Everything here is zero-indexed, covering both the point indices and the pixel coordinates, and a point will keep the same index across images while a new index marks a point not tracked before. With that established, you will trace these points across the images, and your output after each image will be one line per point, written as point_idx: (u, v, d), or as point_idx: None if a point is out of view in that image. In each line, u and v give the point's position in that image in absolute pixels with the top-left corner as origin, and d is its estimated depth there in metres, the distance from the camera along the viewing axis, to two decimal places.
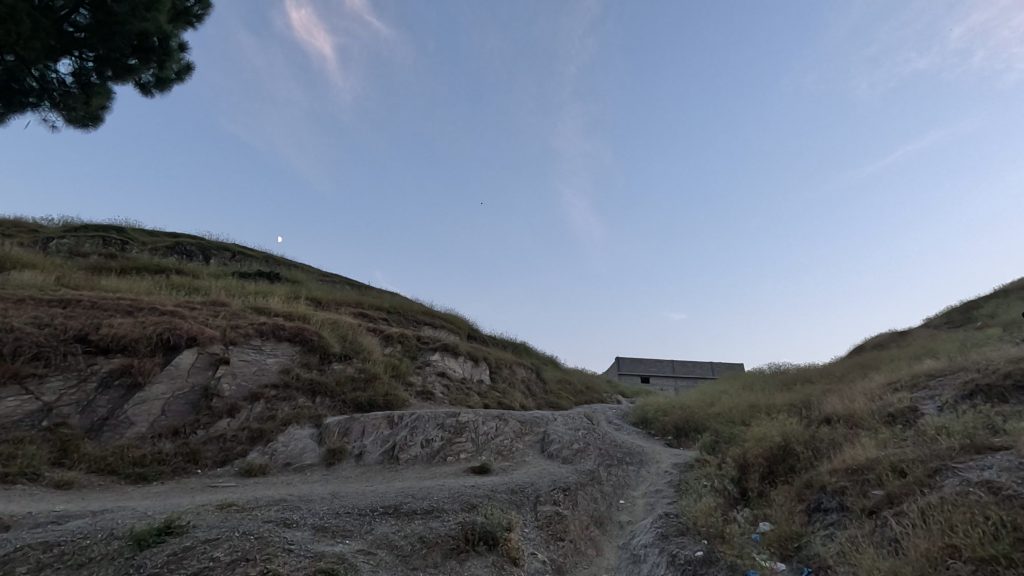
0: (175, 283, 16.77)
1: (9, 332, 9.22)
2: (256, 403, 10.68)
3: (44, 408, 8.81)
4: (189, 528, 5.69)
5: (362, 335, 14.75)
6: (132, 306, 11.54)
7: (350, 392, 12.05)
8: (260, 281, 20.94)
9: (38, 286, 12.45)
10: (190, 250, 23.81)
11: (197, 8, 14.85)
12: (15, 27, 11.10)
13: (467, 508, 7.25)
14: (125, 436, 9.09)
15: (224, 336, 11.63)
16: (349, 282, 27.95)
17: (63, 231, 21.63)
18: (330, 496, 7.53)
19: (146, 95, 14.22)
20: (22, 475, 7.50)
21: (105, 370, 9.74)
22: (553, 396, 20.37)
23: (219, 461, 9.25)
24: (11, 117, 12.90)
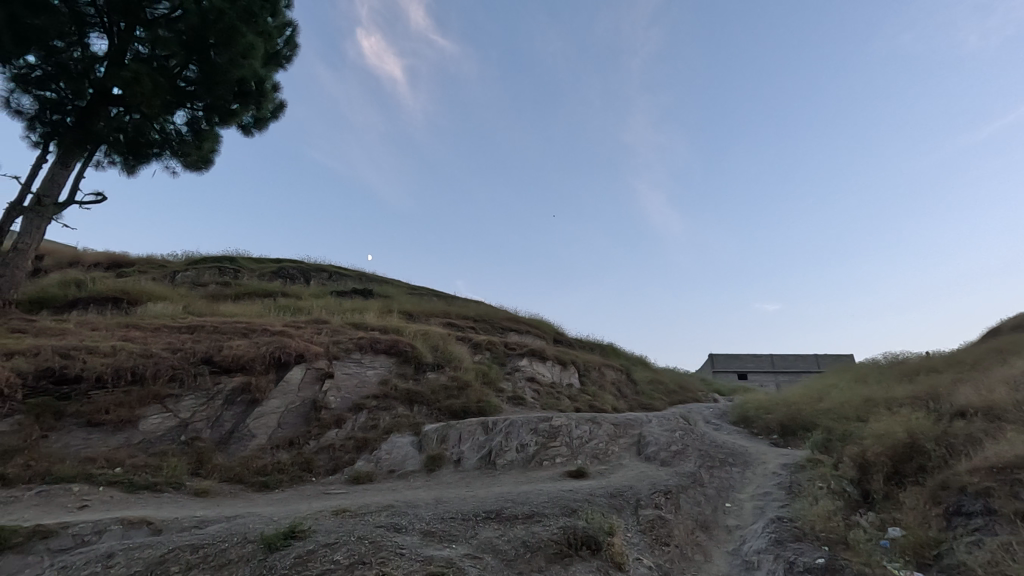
0: (281, 305, 18.21)
1: (149, 357, 10.43)
2: (360, 413, 11.29)
3: (181, 424, 9.81)
4: (309, 532, 6.12)
5: (452, 344, 15.21)
6: (247, 329, 12.69)
7: (444, 400, 12.46)
8: (355, 298, 22.22)
9: (169, 315, 13.99)
10: (292, 273, 25.73)
11: (286, 50, 16.15)
12: (139, 88, 12.44)
13: (567, 513, 7.24)
14: (249, 447, 9.95)
15: (328, 351, 12.48)
16: (436, 294, 28.97)
17: (186, 264, 24.16)
18: (432, 502, 7.80)
19: (248, 135, 15.78)
20: (167, 485, 8.37)
21: (229, 388, 10.71)
22: (644, 396, 19.85)
23: (331, 469, 9.84)
24: (141, 167, 14.79)
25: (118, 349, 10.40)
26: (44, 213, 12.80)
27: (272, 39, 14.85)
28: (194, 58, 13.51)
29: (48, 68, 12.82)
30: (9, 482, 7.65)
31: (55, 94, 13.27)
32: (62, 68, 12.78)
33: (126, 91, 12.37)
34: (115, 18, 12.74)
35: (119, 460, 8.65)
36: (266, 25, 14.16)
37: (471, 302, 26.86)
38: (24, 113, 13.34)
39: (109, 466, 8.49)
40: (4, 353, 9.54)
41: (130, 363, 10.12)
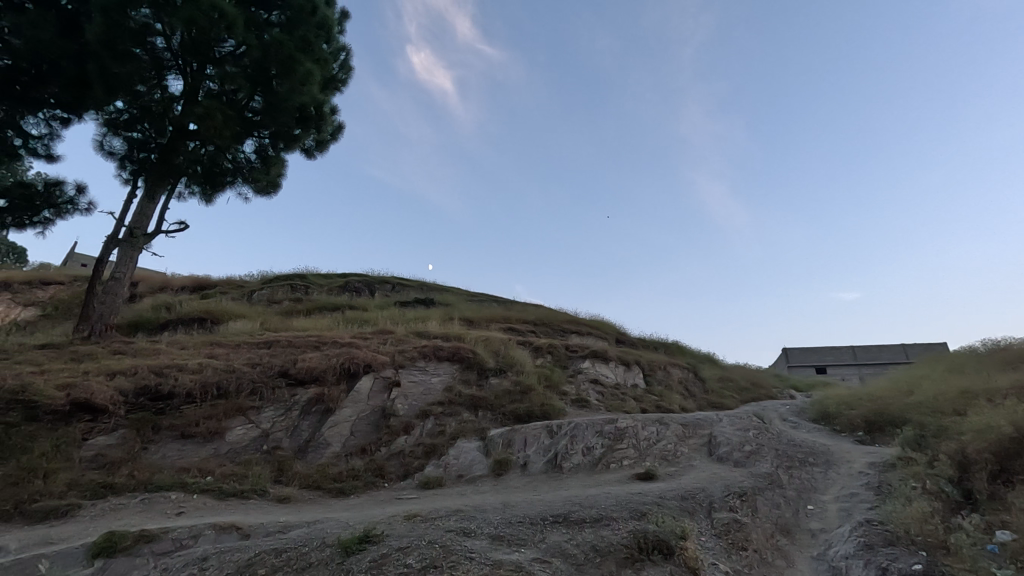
0: (349, 317, 18.98)
1: (232, 372, 11.16)
2: (427, 420, 11.56)
3: (263, 434, 10.42)
4: (383, 537, 6.33)
5: (513, 349, 15.30)
6: (319, 342, 13.32)
7: (508, 404, 12.54)
8: (417, 307, 22.83)
9: (248, 332, 14.90)
10: (357, 286, 26.78)
11: (341, 73, 16.90)
12: (212, 122, 13.37)
13: (637, 516, 7.10)
14: (325, 454, 10.41)
15: (394, 361, 12.88)
16: (495, 299, 29.27)
17: (261, 283, 25.67)
18: (500, 506, 7.87)
19: (311, 157, 16.61)
20: (253, 492, 8.90)
21: (305, 399, 11.27)
22: (714, 395, 19.16)
23: (402, 474, 10.13)
24: (217, 195, 15.88)
25: (204, 365, 11.18)
26: (136, 244, 14.01)
27: (328, 65, 15.59)
28: (258, 89, 14.39)
29: (134, 111, 14.03)
30: (117, 491, 8.38)
31: (140, 134, 14.51)
32: (145, 110, 13.96)
33: (201, 126, 13.34)
34: (189, 59, 13.79)
35: (210, 469, 9.28)
36: (322, 52, 14.88)
37: (530, 306, 26.92)
38: (116, 154, 14.66)
39: (202, 475, 9.13)
40: (108, 373, 10.48)
41: (216, 378, 10.85)
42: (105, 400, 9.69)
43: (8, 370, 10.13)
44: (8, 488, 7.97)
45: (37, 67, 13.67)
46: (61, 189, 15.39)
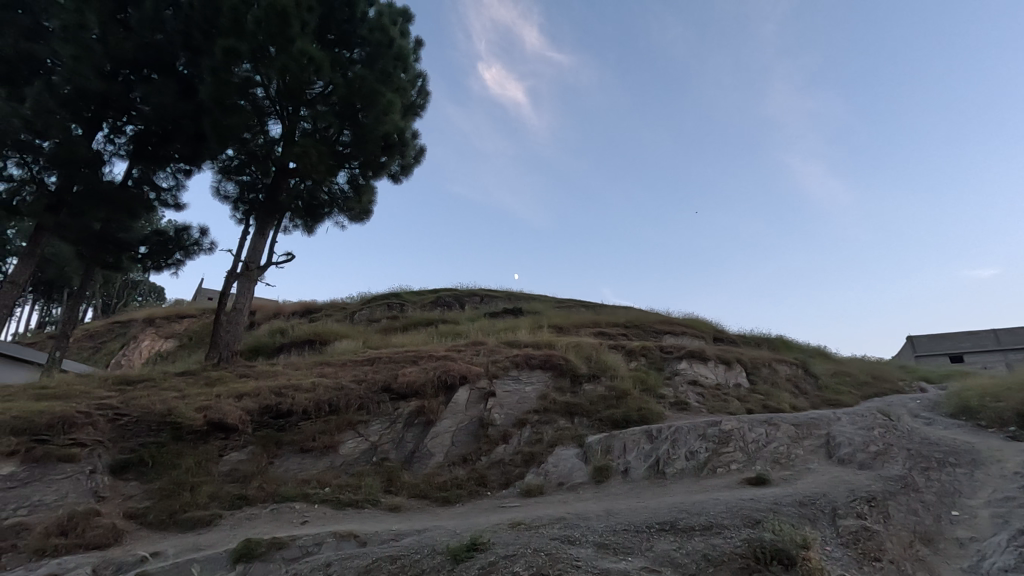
0: (443, 331, 19.68)
1: (341, 389, 11.95)
2: (524, 428, 11.68)
3: (372, 446, 11.03)
4: (489, 544, 6.47)
5: (605, 353, 15.09)
6: (416, 356, 13.93)
7: (604, 410, 12.38)
8: (507, 317, 23.19)
9: (353, 351, 15.90)
10: (448, 301, 27.70)
11: (419, 99, 17.72)
12: (308, 159, 14.47)
13: (751, 524, 6.72)
14: (430, 464, 10.82)
15: (488, 371, 13.16)
16: (584, 304, 29.05)
17: (361, 304, 27.32)
18: (604, 513, 7.76)
19: (397, 182, 17.49)
20: (367, 501, 9.43)
21: (407, 412, 11.80)
22: (829, 391, 17.70)
23: (503, 483, 10.29)
24: (317, 226, 17.14)
25: (316, 384, 12.06)
26: (252, 276, 15.45)
27: (408, 92, 16.40)
28: (347, 124, 15.43)
29: (243, 157, 15.54)
30: (251, 501, 9.23)
31: (249, 177, 16.04)
32: (252, 155, 15.42)
33: (298, 164, 14.50)
34: (285, 104, 15.10)
35: (328, 481, 9.96)
36: (401, 81, 15.68)
37: (620, 309, 26.43)
38: (230, 197, 16.31)
39: (321, 486, 9.82)
40: (236, 395, 11.61)
41: (327, 395, 11.66)
42: (235, 420, 10.73)
43: (157, 396, 11.52)
44: (163, 500, 9.03)
45: (163, 128, 15.62)
46: (189, 233, 17.34)
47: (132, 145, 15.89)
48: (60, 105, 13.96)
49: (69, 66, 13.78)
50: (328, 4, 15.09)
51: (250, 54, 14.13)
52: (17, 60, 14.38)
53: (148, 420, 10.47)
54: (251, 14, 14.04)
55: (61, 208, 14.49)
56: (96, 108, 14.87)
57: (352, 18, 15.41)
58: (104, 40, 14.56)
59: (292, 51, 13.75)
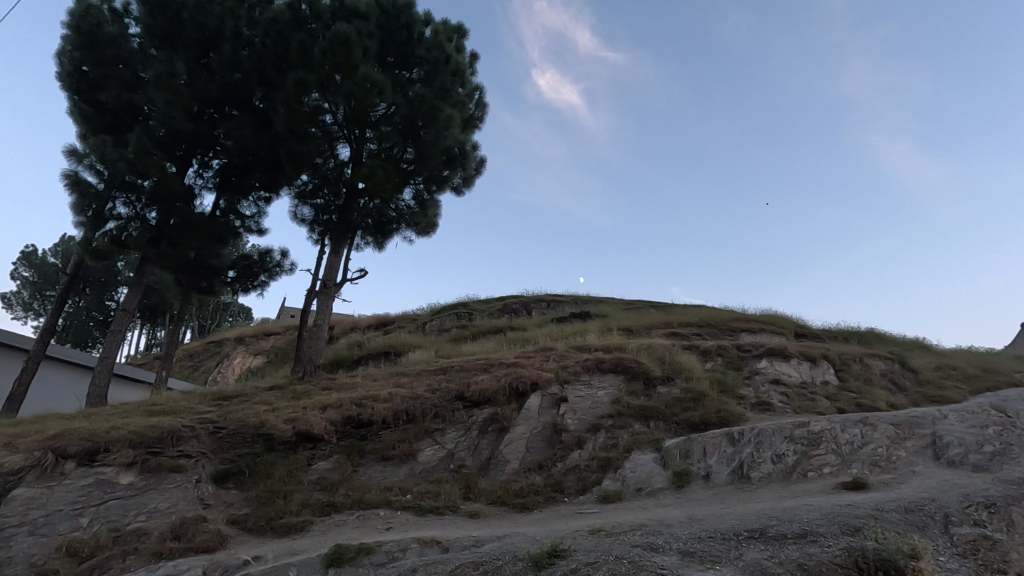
0: (511, 338, 19.86)
1: (417, 399, 12.29)
2: (598, 434, 11.53)
3: (449, 454, 11.26)
4: (571, 551, 6.43)
5: (679, 354, 14.66)
6: (487, 364, 14.11)
7: (681, 413, 12.00)
8: (574, 322, 23.07)
9: (425, 361, 16.34)
10: (515, 307, 27.91)
11: (477, 111, 18.09)
12: (376, 178, 15.06)
13: (850, 532, 6.29)
14: (506, 471, 10.91)
15: (558, 376, 13.11)
16: (652, 305, 28.37)
17: (431, 314, 28.08)
18: (687, 520, 7.51)
19: (460, 194, 17.88)
20: (447, 508, 9.64)
21: (481, 419, 11.95)
22: (931, 387, 16.27)
23: (580, 489, 10.20)
24: (387, 242, 17.81)
25: (393, 394, 12.47)
26: (330, 293, 16.27)
27: (466, 106, 16.75)
28: (410, 142, 15.96)
29: (316, 182, 16.44)
30: (339, 508, 9.67)
31: (322, 200, 16.92)
32: (324, 178, 16.28)
33: (367, 184, 15.14)
34: (352, 128, 15.83)
35: (409, 488, 10.25)
36: (459, 95, 16.05)
37: (692, 308, 25.59)
38: (306, 220, 17.27)
39: (403, 493, 10.13)
40: (320, 407, 12.21)
41: (404, 405, 12.03)
42: (321, 430, 11.30)
43: (250, 409, 12.33)
44: (260, 507, 9.65)
45: (245, 160, 16.82)
46: (271, 256, 18.54)
47: (218, 178, 17.22)
48: (157, 146, 15.38)
49: (163, 110, 15.16)
50: (387, 29, 15.71)
51: (318, 84, 14.97)
52: (120, 109, 16.02)
53: (244, 432, 11.23)
54: (318, 46, 14.88)
55: (161, 239, 15.88)
56: (187, 147, 16.26)
57: (410, 39, 15.96)
58: (191, 84, 15.93)
59: (356, 77, 14.41)
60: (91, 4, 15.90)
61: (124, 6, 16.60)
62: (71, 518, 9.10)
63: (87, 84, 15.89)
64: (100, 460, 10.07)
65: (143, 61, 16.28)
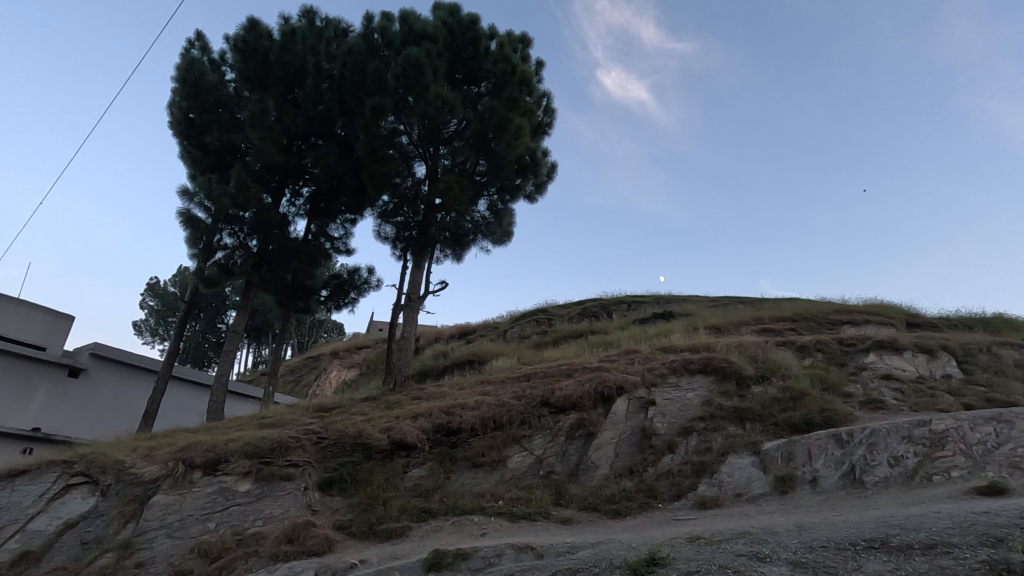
0: (593, 342, 19.67)
1: (503, 406, 12.46)
2: (690, 437, 11.12)
3: (537, 460, 11.28)
4: (670, 560, 6.25)
5: (773, 351, 13.85)
6: (570, 369, 14.05)
7: (779, 414, 11.32)
8: (657, 322, 22.45)
9: (509, 368, 16.54)
10: (595, 311, 27.60)
11: (546, 117, 18.20)
12: (452, 193, 15.51)
13: (990, 543, 5.64)
14: (596, 476, 10.77)
15: (645, 379, 12.80)
16: (741, 301, 27.01)
17: (512, 322, 28.41)
18: (795, 527, 7.06)
19: (533, 201, 18.04)
20: (539, 514, 9.66)
21: (568, 425, 11.89)
22: None
23: (675, 495, 9.87)
24: (465, 253, 18.25)
25: (480, 402, 12.72)
26: (414, 306, 16.91)
27: (535, 114, 16.89)
28: (481, 154, 16.31)
29: (396, 201, 17.20)
30: (434, 514, 9.98)
31: (403, 218, 17.64)
32: (403, 197, 16.99)
33: (443, 198, 15.62)
34: (426, 146, 16.42)
35: (500, 494, 10.39)
36: (527, 104, 16.22)
37: (785, 302, 24.09)
38: (389, 238, 18.08)
39: (495, 500, 10.29)
40: (412, 416, 12.69)
41: (491, 412, 12.24)
42: (414, 438, 11.75)
43: (348, 420, 13.04)
44: (363, 513, 10.16)
45: (331, 186, 17.93)
46: (359, 274, 19.56)
47: (308, 205, 18.47)
48: (254, 180, 16.78)
49: (258, 147, 16.51)
50: (454, 47, 16.20)
51: (393, 107, 15.70)
52: (222, 149, 17.64)
53: (344, 441, 11.89)
54: (391, 72, 15.63)
55: (263, 265, 17.23)
56: (280, 178, 17.59)
57: (477, 55, 16.36)
58: (280, 120, 17.26)
59: (428, 97, 14.97)
60: (194, 57, 17.71)
61: (221, 56, 18.34)
62: (200, 522, 10.05)
63: (194, 130, 17.67)
64: (221, 470, 11.06)
65: (239, 104, 17.87)
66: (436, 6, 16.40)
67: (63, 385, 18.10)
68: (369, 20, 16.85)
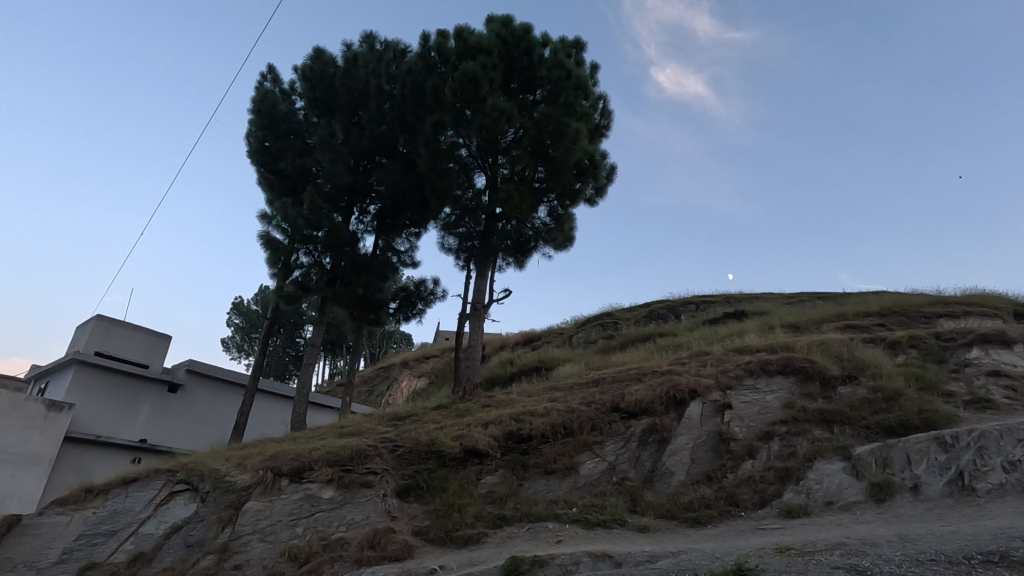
0: (663, 344, 19.18)
1: (573, 412, 12.36)
2: (772, 441, 10.59)
3: (610, 466, 11.09)
4: (758, 571, 5.98)
5: (860, 349, 12.97)
6: (640, 374, 13.76)
7: (871, 416, 10.59)
8: (730, 322, 21.59)
9: (577, 373, 16.41)
10: (662, 312, 26.92)
11: (603, 119, 18.11)
12: (513, 201, 15.61)
13: None
14: (672, 483, 10.46)
15: (719, 382, 12.31)
16: (820, 296, 25.50)
17: (577, 327, 28.21)
18: (897, 538, 6.57)
19: (594, 204, 17.92)
20: (615, 521, 9.51)
21: (640, 430, 11.60)
22: None
23: (758, 503, 9.43)
24: (527, 260, 18.31)
25: (549, 409, 12.70)
26: (480, 314, 17.16)
27: (592, 117, 16.76)
28: (540, 161, 16.35)
29: (458, 213, 17.53)
30: (509, 521, 10.04)
31: (465, 229, 17.91)
32: (464, 208, 17.29)
33: (504, 207, 15.74)
34: (485, 157, 16.66)
35: (574, 501, 10.29)
36: (584, 108, 16.14)
37: (870, 296, 22.51)
38: (452, 249, 18.46)
39: (569, 506, 10.20)
40: (483, 424, 12.84)
41: (561, 419, 12.18)
42: (486, 445, 11.89)
43: (422, 428, 13.38)
44: (439, 520, 10.37)
45: (396, 202, 18.57)
46: (425, 285, 20.10)
47: (376, 221, 19.16)
48: (325, 201, 17.64)
49: (328, 169, 17.39)
50: (509, 58, 16.39)
51: (452, 121, 16.08)
52: (295, 174, 18.69)
53: (418, 449, 12.20)
54: (449, 87, 16.02)
55: (336, 281, 18.06)
56: (348, 198, 18.39)
57: (532, 63, 16.46)
58: (347, 141, 18.07)
59: (486, 108, 15.24)
60: (268, 90, 18.94)
61: (291, 86, 19.49)
62: (289, 527, 10.62)
63: (269, 157, 18.83)
64: (306, 477, 11.63)
65: (309, 130, 18.89)
66: (489, 19, 16.66)
67: (164, 400, 19.67)
68: (426, 40, 17.36)
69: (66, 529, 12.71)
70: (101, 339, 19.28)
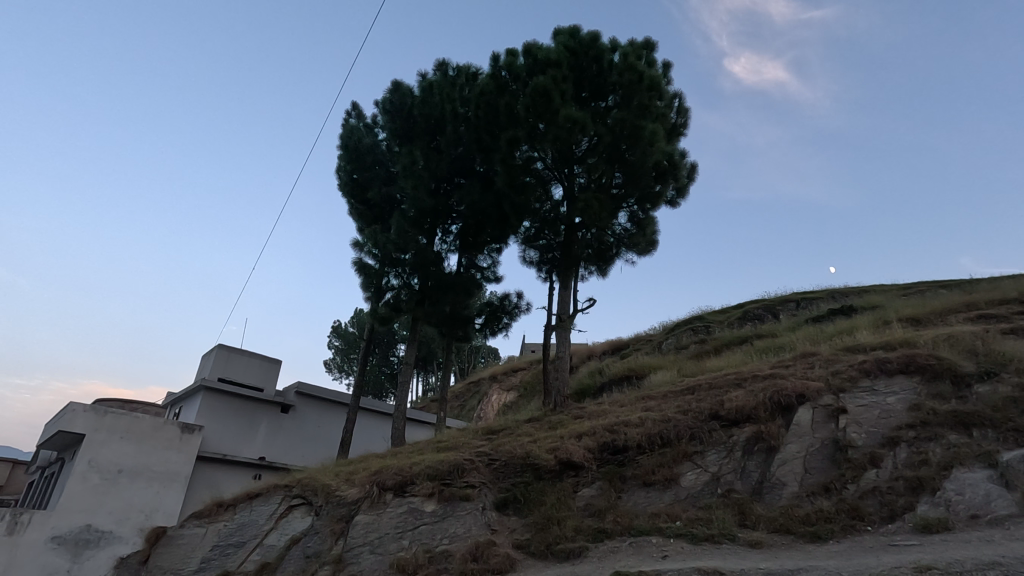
0: (761, 347, 18.09)
1: (668, 421, 11.92)
2: (898, 448, 9.61)
3: (714, 478, 10.51)
4: None
5: (998, 341, 11.51)
6: (739, 379, 13.03)
7: (1019, 418, 9.36)
8: (837, 320, 19.96)
9: (670, 381, 15.85)
10: (758, 313, 25.45)
11: (679, 118, 17.60)
12: (592, 209, 15.48)
13: None
14: (785, 495, 9.74)
15: (830, 385, 11.38)
16: (943, 285, 22.93)
17: (666, 333, 27.28)
18: None
19: (676, 205, 17.43)
20: (723, 536, 9.01)
21: (743, 439, 10.95)
22: None
23: (887, 516, 8.56)
24: (610, 268, 18.05)
25: (644, 419, 12.34)
26: (566, 325, 17.09)
27: (667, 116, 16.38)
28: (617, 166, 16.17)
29: (537, 225, 17.64)
30: (610, 534, 9.81)
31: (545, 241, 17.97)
32: (544, 220, 17.39)
33: (583, 217, 15.65)
34: (561, 168, 16.71)
35: (677, 514, 9.87)
36: (659, 108, 15.84)
37: (1004, 281, 19.90)
38: (534, 261, 18.57)
39: (672, 520, 9.80)
40: (577, 436, 12.71)
41: (657, 428, 11.78)
42: (581, 458, 11.76)
43: (515, 442, 13.46)
44: (539, 533, 10.35)
45: (477, 220, 19.02)
46: (509, 299, 20.38)
47: (458, 240, 19.76)
48: (410, 225, 18.43)
49: (412, 194, 18.19)
50: (579, 67, 16.39)
51: (526, 137, 16.28)
52: (382, 202, 19.72)
53: (514, 462, 12.31)
54: (521, 103, 16.28)
55: (425, 300, 18.74)
56: (431, 220, 19.07)
57: (601, 70, 16.37)
58: (427, 167, 18.83)
59: (559, 120, 15.28)
60: (353, 126, 20.20)
61: (373, 120, 20.68)
62: (396, 539, 11.04)
63: (358, 188, 19.99)
64: (409, 491, 12.07)
65: (392, 159, 19.88)
66: (556, 32, 16.78)
67: (279, 420, 21.28)
68: (496, 60, 17.76)
69: (203, 540, 14.05)
70: (223, 366, 21.27)
